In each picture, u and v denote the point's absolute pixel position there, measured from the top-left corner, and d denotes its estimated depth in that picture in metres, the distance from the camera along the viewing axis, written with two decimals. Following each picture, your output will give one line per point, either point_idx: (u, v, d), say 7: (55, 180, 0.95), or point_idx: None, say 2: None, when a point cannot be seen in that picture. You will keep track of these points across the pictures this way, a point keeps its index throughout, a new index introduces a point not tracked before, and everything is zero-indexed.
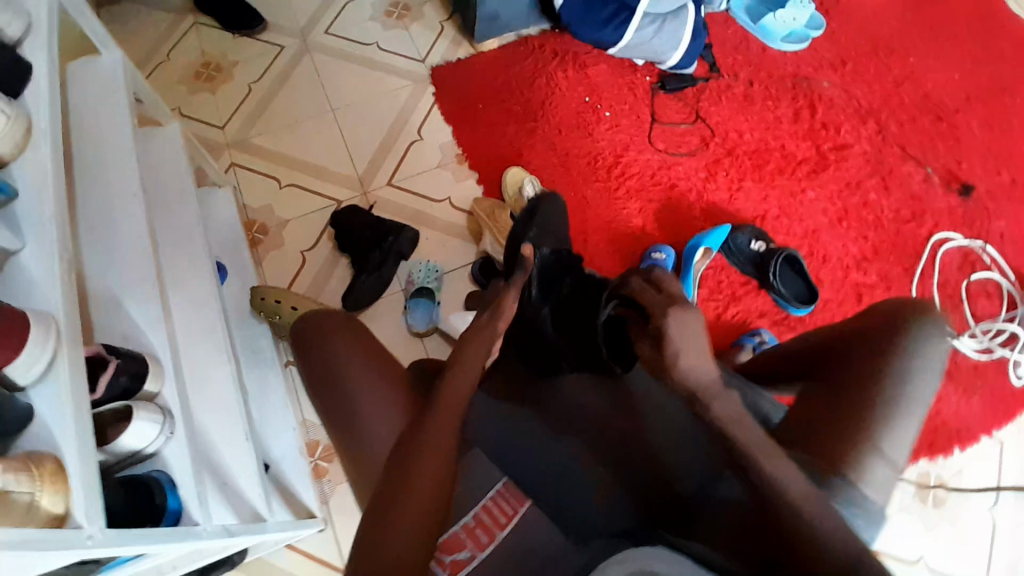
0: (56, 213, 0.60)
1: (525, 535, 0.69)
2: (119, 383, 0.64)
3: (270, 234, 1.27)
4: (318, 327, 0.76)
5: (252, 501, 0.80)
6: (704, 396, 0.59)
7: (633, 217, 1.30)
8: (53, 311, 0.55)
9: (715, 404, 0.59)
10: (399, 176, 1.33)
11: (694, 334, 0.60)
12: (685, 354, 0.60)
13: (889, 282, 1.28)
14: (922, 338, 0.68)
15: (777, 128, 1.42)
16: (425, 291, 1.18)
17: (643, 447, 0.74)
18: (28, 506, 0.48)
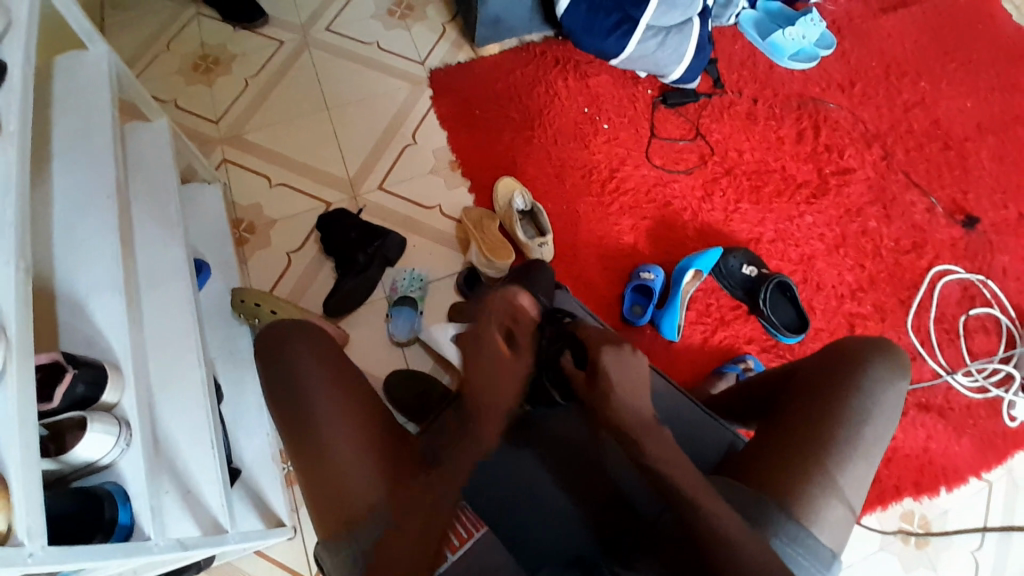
0: (18, 220, 0.58)
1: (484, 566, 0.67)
2: (76, 393, 0.63)
3: (257, 232, 1.26)
4: (291, 342, 0.74)
5: (214, 510, 0.78)
6: (641, 429, 0.63)
7: (625, 233, 1.28)
8: (6, 322, 0.54)
9: (649, 442, 0.63)
10: (390, 180, 1.32)
11: (631, 368, 0.65)
12: (621, 387, 0.65)
13: (883, 313, 1.26)
14: (879, 379, 0.67)
15: (779, 149, 1.39)
16: (408, 300, 1.17)
17: (602, 481, 0.75)
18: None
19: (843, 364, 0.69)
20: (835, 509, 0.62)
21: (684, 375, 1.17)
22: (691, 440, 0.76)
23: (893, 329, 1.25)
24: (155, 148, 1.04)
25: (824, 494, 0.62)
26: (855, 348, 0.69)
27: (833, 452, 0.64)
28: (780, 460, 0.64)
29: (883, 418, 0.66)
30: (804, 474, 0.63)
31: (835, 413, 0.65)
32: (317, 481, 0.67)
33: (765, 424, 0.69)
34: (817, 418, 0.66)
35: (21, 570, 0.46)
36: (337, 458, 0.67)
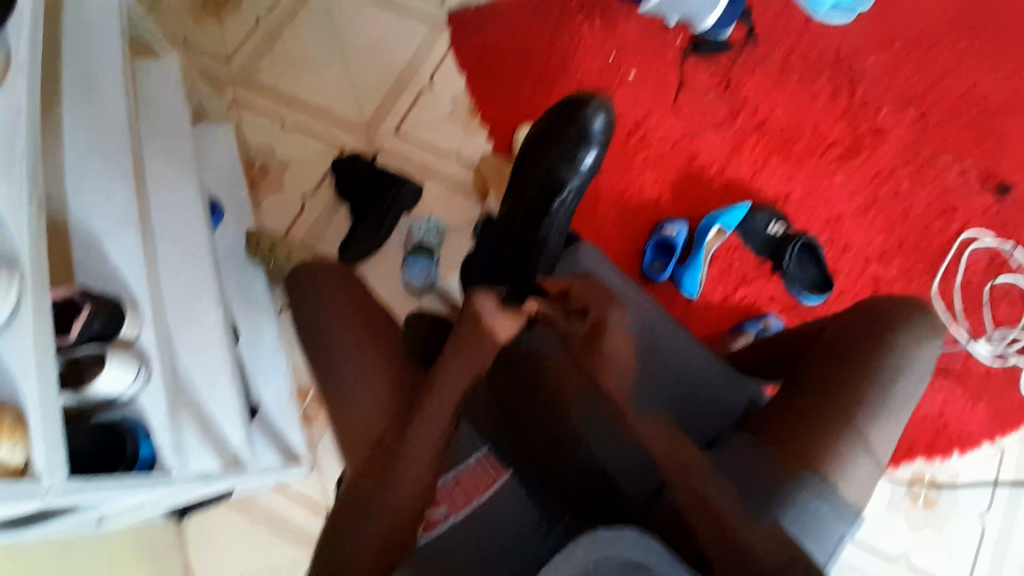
0: (31, 151, 0.56)
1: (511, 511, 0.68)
2: (93, 329, 0.62)
3: (271, 176, 1.24)
4: (327, 296, 0.78)
5: (234, 445, 0.79)
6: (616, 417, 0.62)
7: (649, 186, 1.25)
8: (19, 253, 0.52)
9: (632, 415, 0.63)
10: (407, 125, 1.28)
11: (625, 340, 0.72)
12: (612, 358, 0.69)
13: (908, 278, 1.23)
14: (912, 338, 0.65)
15: (813, 105, 1.33)
16: (423, 249, 1.15)
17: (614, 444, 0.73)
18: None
19: (875, 321, 0.66)
20: (862, 467, 0.62)
21: (703, 333, 1.16)
22: (712, 394, 0.75)
23: (917, 294, 1.22)
24: (168, 86, 1.00)
25: (851, 451, 0.61)
26: (882, 305, 0.67)
27: (863, 410, 0.62)
28: (807, 418, 0.63)
29: (915, 376, 0.64)
30: (829, 432, 0.62)
31: (865, 369, 0.64)
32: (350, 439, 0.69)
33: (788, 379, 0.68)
34: (845, 374, 0.64)
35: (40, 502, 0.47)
36: (361, 418, 0.69)
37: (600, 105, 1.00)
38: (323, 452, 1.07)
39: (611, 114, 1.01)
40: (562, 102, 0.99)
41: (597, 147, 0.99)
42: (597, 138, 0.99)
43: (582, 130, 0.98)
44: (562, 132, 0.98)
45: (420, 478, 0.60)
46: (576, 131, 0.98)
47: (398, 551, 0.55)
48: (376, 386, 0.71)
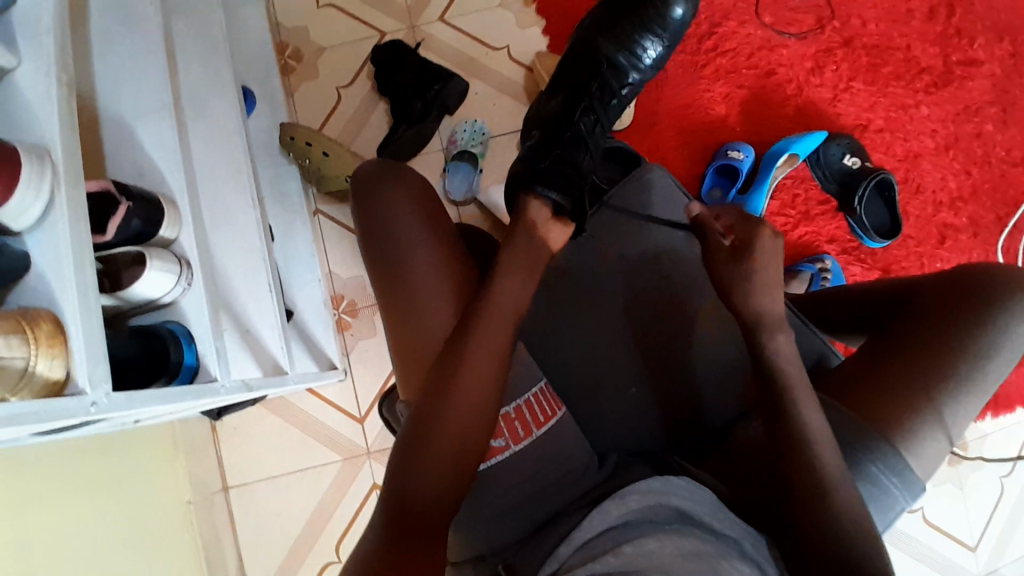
0: (55, 23, 0.49)
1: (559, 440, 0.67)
2: (131, 227, 0.58)
3: (304, 61, 1.13)
4: (386, 191, 0.70)
5: (274, 353, 0.78)
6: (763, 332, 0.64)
7: (715, 103, 1.14)
8: (49, 143, 0.47)
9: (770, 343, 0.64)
10: (453, 12, 1.15)
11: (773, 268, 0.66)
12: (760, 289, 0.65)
13: (978, 229, 1.14)
14: (1015, 313, 0.61)
15: (913, 19, 1.16)
16: (467, 156, 1.07)
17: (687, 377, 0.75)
18: (22, 375, 0.41)
19: (974, 293, 0.62)
20: (935, 442, 0.60)
21: None
22: None
23: (983, 247, 1.14)
24: None
25: (929, 425, 0.60)
26: (985, 275, 0.63)
27: (947, 386, 0.60)
28: (887, 387, 0.61)
29: (1009, 355, 0.62)
30: (908, 402, 0.60)
31: (955, 342, 0.61)
32: (409, 352, 0.67)
33: (867, 344, 0.66)
34: (933, 348, 0.61)
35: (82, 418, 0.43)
36: (420, 332, 0.67)
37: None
38: (356, 358, 1.08)
39: (692, 3, 0.90)
40: None
41: (665, 42, 0.89)
42: (671, 31, 0.89)
43: (660, 18, 0.87)
44: (634, 19, 0.86)
45: (475, 404, 0.61)
46: (648, 18, 0.87)
47: (457, 472, 0.60)
48: (438, 297, 0.67)
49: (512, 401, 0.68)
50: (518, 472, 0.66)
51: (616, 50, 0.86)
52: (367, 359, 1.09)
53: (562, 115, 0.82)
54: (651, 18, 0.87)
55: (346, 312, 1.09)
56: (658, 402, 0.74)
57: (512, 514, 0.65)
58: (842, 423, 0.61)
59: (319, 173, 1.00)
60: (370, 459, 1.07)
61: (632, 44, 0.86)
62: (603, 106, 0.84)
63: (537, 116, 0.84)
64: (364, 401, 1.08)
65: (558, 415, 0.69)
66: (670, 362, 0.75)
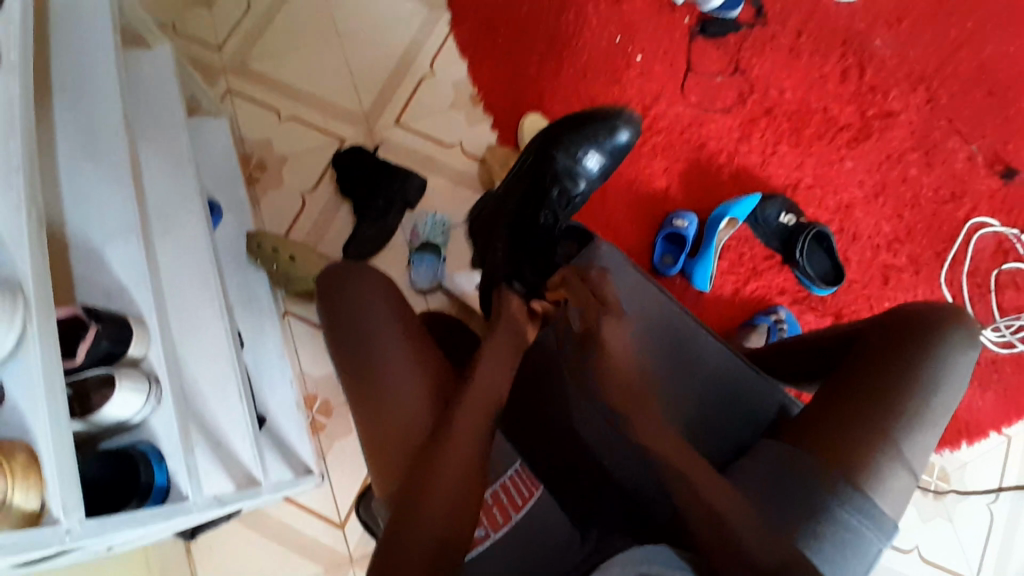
0: (25, 164, 0.53)
1: (537, 522, 0.68)
2: (101, 348, 0.60)
3: (268, 171, 1.20)
4: (353, 289, 0.72)
5: (246, 463, 0.76)
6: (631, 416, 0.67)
7: (657, 177, 1.22)
8: (22, 276, 0.49)
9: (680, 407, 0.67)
10: (408, 115, 1.24)
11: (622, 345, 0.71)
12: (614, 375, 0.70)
13: (918, 266, 1.22)
14: (951, 346, 0.66)
15: (823, 88, 1.30)
16: (430, 246, 1.13)
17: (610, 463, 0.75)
18: None
19: (912, 331, 0.66)
20: (898, 478, 0.63)
21: (717, 325, 1.16)
22: (741, 403, 0.76)
23: (927, 282, 1.22)
24: (159, 78, 0.95)
25: (889, 464, 0.62)
26: (920, 312, 0.68)
27: (900, 422, 0.63)
28: (845, 429, 0.64)
29: (954, 386, 0.65)
30: (866, 442, 0.63)
31: (902, 380, 0.64)
32: (384, 448, 0.67)
33: (822, 388, 0.68)
34: (884, 387, 0.64)
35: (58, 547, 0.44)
36: (397, 418, 0.67)
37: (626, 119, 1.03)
38: (332, 460, 1.07)
39: (635, 130, 1.03)
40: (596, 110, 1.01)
41: (607, 157, 1.01)
42: (617, 147, 1.02)
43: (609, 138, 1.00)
44: (582, 136, 0.99)
45: (464, 478, 0.63)
46: (593, 135, 0.99)
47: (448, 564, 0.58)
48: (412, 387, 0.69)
49: (491, 487, 0.71)
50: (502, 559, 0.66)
51: (566, 160, 0.97)
52: (344, 458, 1.07)
53: (519, 212, 0.98)
54: (597, 136, 0.99)
55: (319, 412, 1.08)
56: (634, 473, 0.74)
57: None
58: (809, 469, 0.62)
59: (286, 275, 1.03)
60: (353, 567, 1.04)
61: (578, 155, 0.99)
62: (560, 210, 0.98)
63: (498, 213, 1.00)
64: (344, 501, 1.06)
65: (536, 494, 0.70)
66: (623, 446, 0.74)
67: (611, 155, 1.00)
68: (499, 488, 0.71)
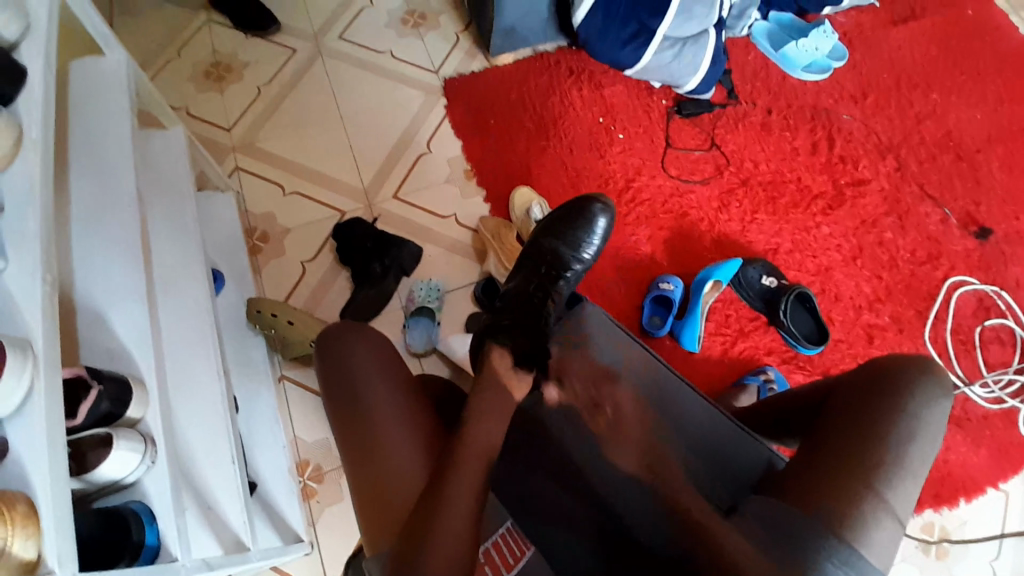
0: (41, 230, 0.57)
1: None
2: (100, 410, 0.61)
3: (270, 242, 1.25)
4: (351, 348, 0.74)
5: (236, 528, 0.76)
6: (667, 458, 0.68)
7: (642, 244, 1.28)
8: (33, 336, 0.52)
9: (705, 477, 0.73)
10: (405, 189, 1.31)
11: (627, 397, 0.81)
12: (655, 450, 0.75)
13: (901, 324, 1.25)
14: (925, 397, 0.68)
15: (794, 160, 1.39)
16: (425, 311, 1.17)
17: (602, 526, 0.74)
18: None
19: (885, 384, 0.68)
20: (884, 529, 0.63)
21: (707, 385, 1.18)
22: (723, 457, 0.77)
23: (911, 340, 1.24)
24: (171, 155, 1.02)
25: (873, 514, 0.63)
26: (892, 363, 0.70)
27: (881, 473, 0.64)
28: (829, 480, 0.65)
29: (931, 435, 0.67)
30: (849, 493, 0.64)
31: (879, 431, 0.66)
32: (379, 503, 0.67)
33: (806, 442, 0.70)
34: (861, 439, 0.66)
35: None
36: (389, 478, 0.67)
37: (603, 204, 1.05)
38: (322, 528, 1.04)
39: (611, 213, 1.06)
40: (573, 198, 1.05)
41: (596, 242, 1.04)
42: (601, 234, 1.03)
43: (590, 225, 1.02)
44: (574, 226, 1.01)
45: (459, 538, 0.63)
46: (582, 224, 1.02)
47: None
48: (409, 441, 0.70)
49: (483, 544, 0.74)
50: None
51: (560, 245, 1.00)
52: (335, 526, 1.05)
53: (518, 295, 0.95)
54: (586, 222, 1.02)
55: (311, 477, 1.07)
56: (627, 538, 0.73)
57: None
58: (790, 517, 0.64)
59: (284, 339, 1.06)
60: None
61: (574, 240, 1.01)
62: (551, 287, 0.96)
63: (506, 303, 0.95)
64: (333, 571, 1.02)
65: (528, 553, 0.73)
66: (611, 499, 0.74)
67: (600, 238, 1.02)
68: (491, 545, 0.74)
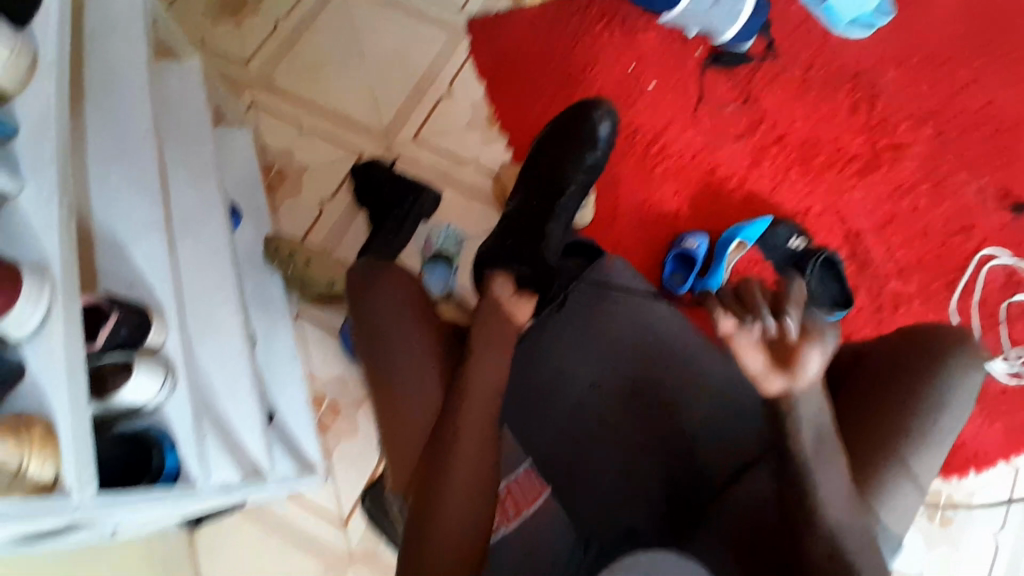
0: (61, 153, 0.54)
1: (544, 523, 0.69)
2: (119, 336, 0.61)
3: (288, 180, 1.23)
4: (379, 287, 0.73)
5: (256, 458, 0.77)
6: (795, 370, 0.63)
7: (669, 199, 1.25)
8: (50, 261, 0.51)
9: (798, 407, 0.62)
10: (426, 132, 1.27)
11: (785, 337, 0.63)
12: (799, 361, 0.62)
13: (927, 295, 1.22)
14: (958, 367, 0.66)
15: (831, 120, 1.32)
16: (443, 257, 1.16)
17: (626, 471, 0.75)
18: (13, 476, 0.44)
19: (917, 354, 0.67)
20: (904, 497, 0.64)
21: None
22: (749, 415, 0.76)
23: (936, 311, 1.22)
24: (188, 87, 0.99)
25: (894, 483, 0.63)
26: (926, 333, 0.68)
27: (905, 443, 0.64)
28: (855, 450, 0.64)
29: (963, 406, 0.65)
30: (870, 460, 0.64)
31: (906, 400, 0.65)
32: (401, 445, 0.67)
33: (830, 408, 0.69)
34: (887, 409, 0.65)
35: (68, 519, 0.45)
36: (412, 420, 0.68)
37: (606, 111, 1.06)
38: (339, 461, 1.06)
39: (615, 120, 1.07)
40: (571, 107, 1.05)
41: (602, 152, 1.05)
42: (603, 142, 1.05)
43: (589, 136, 1.04)
44: (575, 139, 1.03)
45: (474, 488, 0.62)
46: (584, 136, 1.03)
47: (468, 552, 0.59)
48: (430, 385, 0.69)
49: (504, 481, 0.73)
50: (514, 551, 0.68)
51: (568, 164, 1.01)
52: (351, 460, 1.07)
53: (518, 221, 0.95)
54: (587, 135, 1.04)
55: (327, 412, 1.09)
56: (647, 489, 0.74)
57: None
58: None
59: (301, 279, 1.05)
60: (352, 567, 1.02)
61: (577, 155, 1.02)
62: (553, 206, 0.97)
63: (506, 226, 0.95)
64: (348, 502, 1.05)
65: (544, 495, 0.72)
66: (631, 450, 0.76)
67: (604, 150, 1.04)
68: (511, 483, 0.73)
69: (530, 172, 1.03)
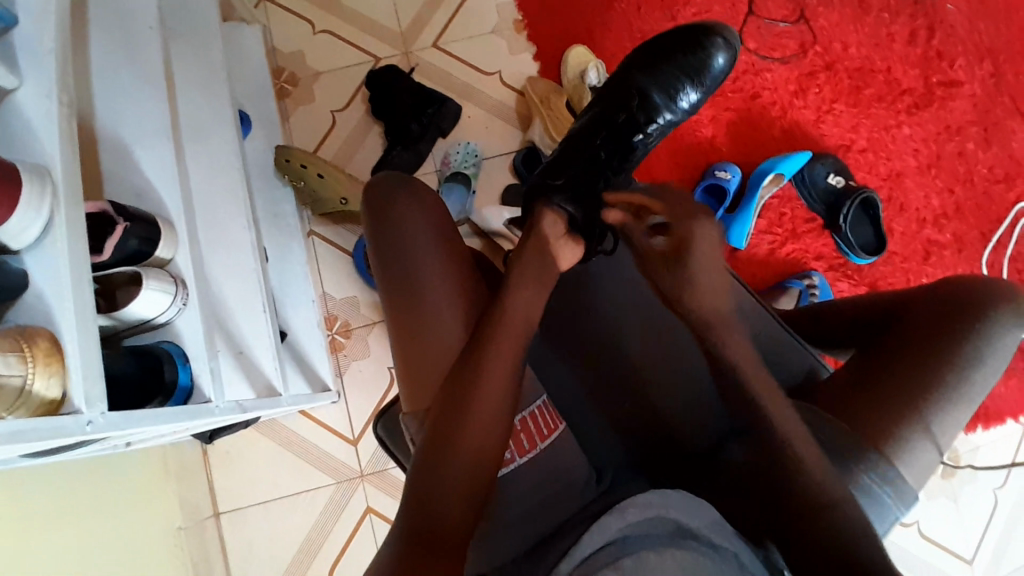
0: (58, 45, 0.50)
1: (557, 458, 0.69)
2: (129, 246, 0.59)
3: (299, 86, 1.16)
4: (402, 208, 0.70)
5: (268, 374, 0.78)
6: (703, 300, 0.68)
7: (703, 125, 1.17)
8: (50, 161, 0.48)
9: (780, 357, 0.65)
10: (447, 38, 1.18)
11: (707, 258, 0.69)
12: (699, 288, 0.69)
13: (962, 245, 1.17)
14: (996, 326, 0.64)
15: (888, 48, 1.20)
16: (460, 177, 1.10)
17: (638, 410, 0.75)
18: (20, 393, 0.42)
19: (959, 310, 0.64)
20: (925, 450, 0.62)
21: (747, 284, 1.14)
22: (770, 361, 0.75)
23: (968, 263, 1.16)
24: None
25: (916, 436, 0.62)
26: (970, 288, 0.66)
27: (932, 397, 0.62)
28: (881, 401, 0.62)
29: (994, 365, 0.64)
30: (897, 411, 0.62)
31: (939, 355, 0.63)
32: (419, 371, 0.67)
33: (857, 357, 0.68)
34: (918, 363, 0.63)
35: (79, 437, 0.44)
36: (432, 348, 0.67)
37: (724, 41, 0.96)
38: (349, 381, 1.08)
39: (730, 55, 0.97)
40: (688, 27, 0.95)
41: (703, 88, 0.95)
42: (710, 78, 0.95)
43: (698, 68, 0.93)
44: (680, 67, 0.92)
45: (492, 421, 0.62)
46: (693, 64, 0.93)
47: (482, 483, 0.59)
48: (450, 314, 0.67)
49: (519, 413, 0.70)
50: (524, 482, 0.67)
51: (660, 91, 0.91)
52: (363, 381, 1.09)
53: (587, 143, 0.85)
54: (694, 65, 0.93)
55: (339, 332, 1.09)
56: (655, 428, 0.74)
57: (526, 523, 0.65)
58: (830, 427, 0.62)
59: (313, 194, 1.02)
60: (363, 483, 1.07)
61: (673, 85, 0.91)
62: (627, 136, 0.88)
63: (574, 145, 0.84)
64: (357, 419, 1.08)
65: (560, 430, 0.71)
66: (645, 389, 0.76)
67: (707, 88, 0.94)
68: (526, 416, 0.70)
69: (616, 87, 0.91)
